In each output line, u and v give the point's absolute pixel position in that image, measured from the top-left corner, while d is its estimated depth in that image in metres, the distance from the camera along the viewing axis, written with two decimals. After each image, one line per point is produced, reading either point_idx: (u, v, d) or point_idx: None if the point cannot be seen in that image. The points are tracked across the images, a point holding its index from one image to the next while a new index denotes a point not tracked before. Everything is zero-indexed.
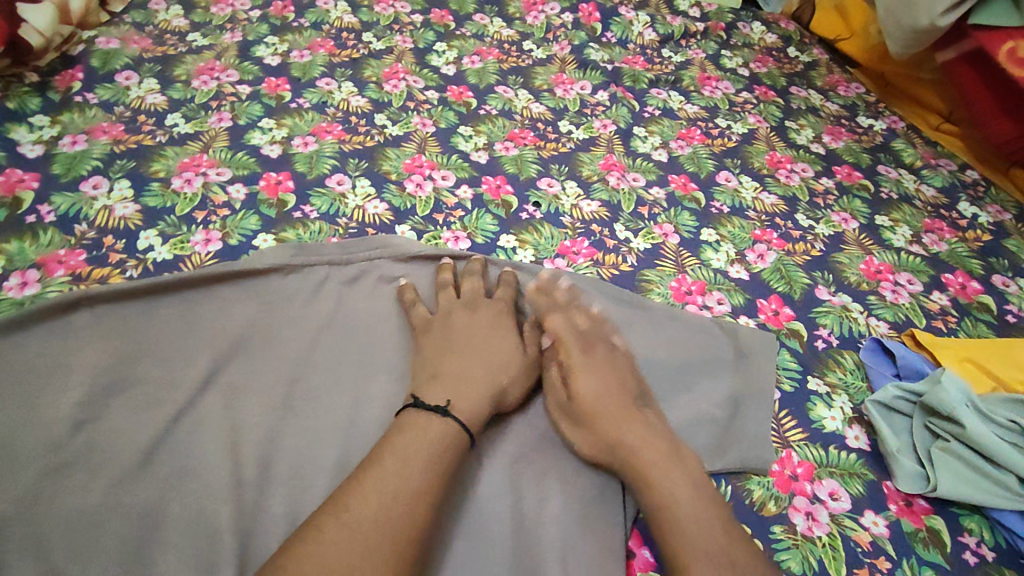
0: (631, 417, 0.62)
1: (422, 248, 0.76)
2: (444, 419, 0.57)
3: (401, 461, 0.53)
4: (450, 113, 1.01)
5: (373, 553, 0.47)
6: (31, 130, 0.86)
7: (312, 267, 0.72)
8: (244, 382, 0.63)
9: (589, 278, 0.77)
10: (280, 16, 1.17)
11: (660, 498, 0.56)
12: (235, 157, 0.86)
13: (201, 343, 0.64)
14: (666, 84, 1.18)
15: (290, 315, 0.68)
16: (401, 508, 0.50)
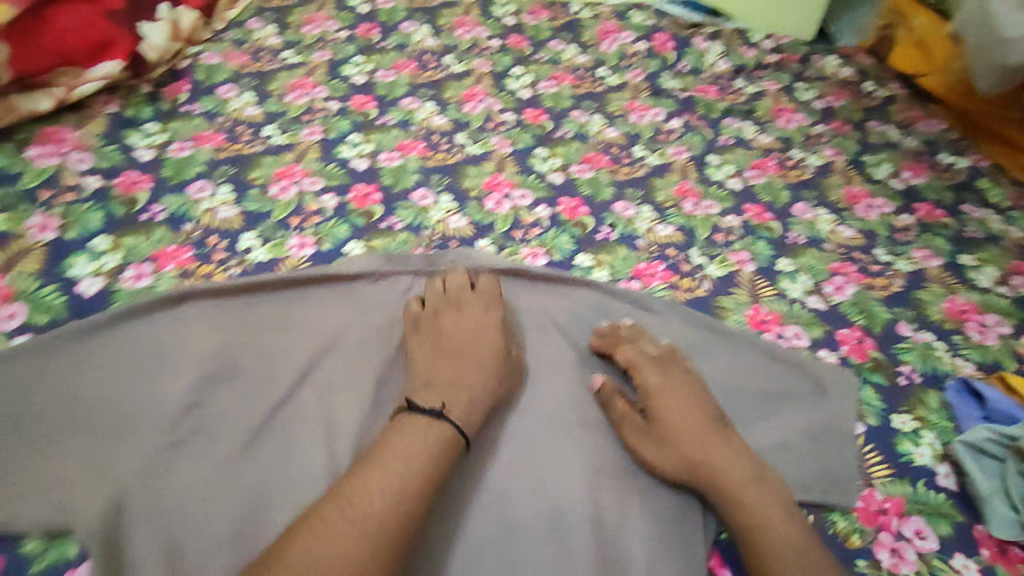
0: (710, 440, 0.62)
1: (500, 261, 0.78)
2: (441, 421, 0.58)
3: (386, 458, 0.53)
4: (527, 134, 1.04)
5: (347, 547, 0.47)
6: (144, 136, 0.91)
7: (399, 275, 0.75)
8: (334, 379, 0.65)
9: (666, 299, 0.78)
10: (366, 37, 1.23)
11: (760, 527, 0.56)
12: (327, 168, 0.91)
13: (293, 340, 0.68)
14: (740, 114, 1.18)
15: (374, 318, 0.71)
16: (378, 502, 0.50)
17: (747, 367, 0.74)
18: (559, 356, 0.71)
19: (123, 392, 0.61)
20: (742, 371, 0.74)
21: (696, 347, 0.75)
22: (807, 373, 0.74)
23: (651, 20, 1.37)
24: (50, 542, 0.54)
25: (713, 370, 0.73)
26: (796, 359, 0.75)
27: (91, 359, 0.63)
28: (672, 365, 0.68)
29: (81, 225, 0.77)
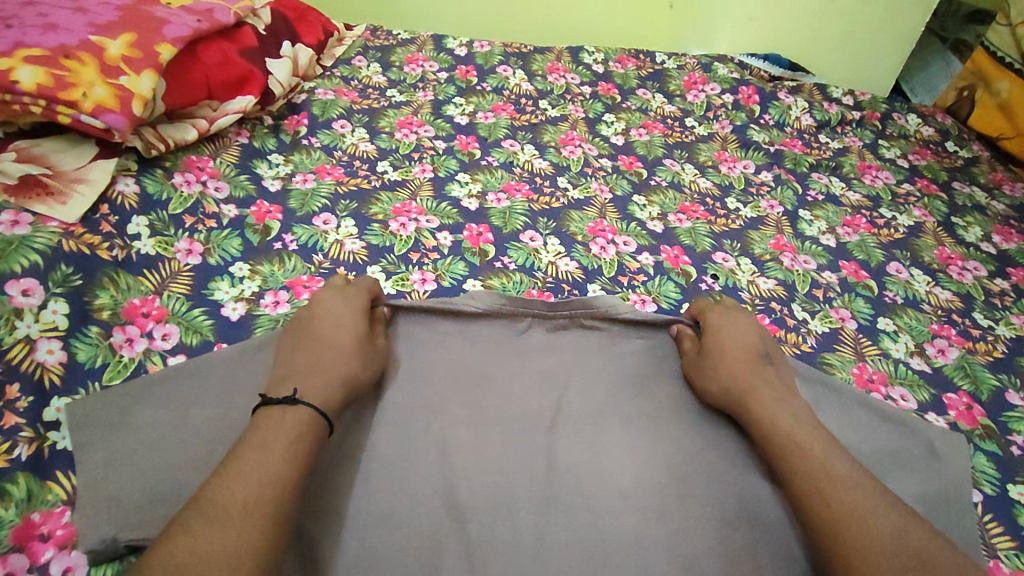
0: (753, 369, 0.70)
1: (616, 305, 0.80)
2: (296, 408, 0.58)
3: (263, 452, 0.54)
4: (624, 181, 1.08)
5: (198, 535, 0.47)
6: (271, 166, 0.97)
7: (520, 315, 0.79)
8: (457, 407, 0.69)
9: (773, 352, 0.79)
10: (465, 79, 1.29)
11: (830, 477, 0.59)
12: (440, 206, 0.96)
13: (423, 368, 0.72)
14: (827, 169, 1.20)
15: (495, 354, 0.75)
16: (240, 490, 0.50)
17: (857, 427, 0.74)
18: (674, 399, 0.73)
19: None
20: (854, 429, 0.74)
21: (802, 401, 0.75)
22: (919, 437, 0.74)
23: (736, 72, 1.41)
24: None
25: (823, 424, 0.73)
26: (906, 422, 0.75)
27: (245, 376, 0.68)
28: (739, 317, 0.78)
29: (221, 251, 0.82)
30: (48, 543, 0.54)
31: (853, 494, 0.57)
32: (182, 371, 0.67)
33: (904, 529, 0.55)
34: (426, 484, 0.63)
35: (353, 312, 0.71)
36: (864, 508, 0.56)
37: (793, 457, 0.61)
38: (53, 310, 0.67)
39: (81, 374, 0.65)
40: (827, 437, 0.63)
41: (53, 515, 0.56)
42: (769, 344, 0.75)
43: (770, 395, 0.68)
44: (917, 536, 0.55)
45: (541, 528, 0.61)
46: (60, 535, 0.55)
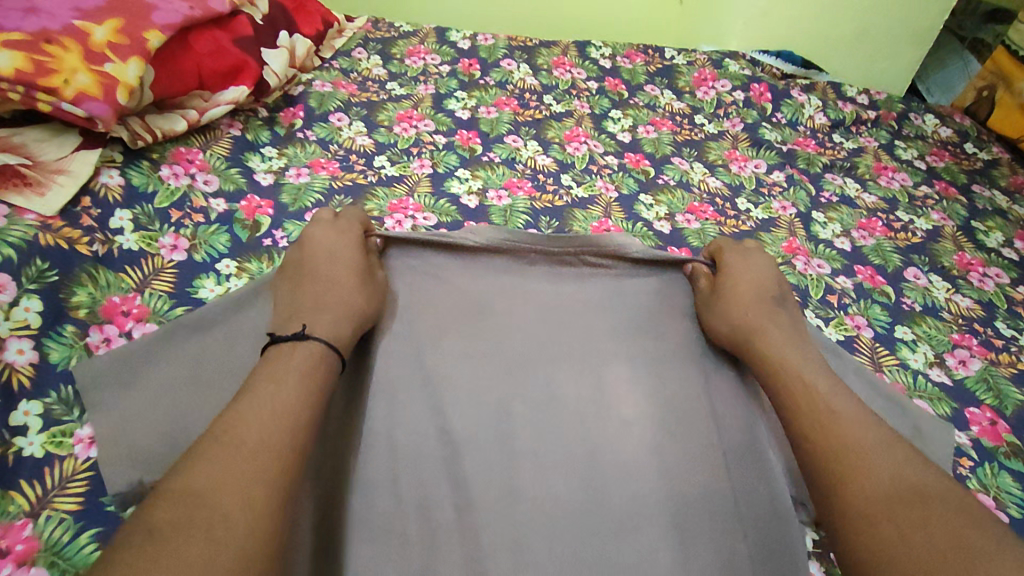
0: (764, 311, 0.70)
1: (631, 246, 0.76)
2: (306, 343, 0.59)
3: (279, 391, 0.53)
4: (630, 179, 1.04)
5: (220, 464, 0.46)
6: (264, 160, 0.94)
7: (524, 254, 0.75)
8: (452, 369, 0.67)
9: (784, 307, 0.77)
10: (467, 73, 1.25)
11: (833, 416, 0.58)
12: (438, 203, 0.92)
13: (425, 309, 0.70)
14: (841, 170, 1.16)
15: (499, 302, 0.73)
16: (262, 424, 0.50)
17: (857, 400, 0.72)
18: (674, 376, 0.69)
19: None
20: None
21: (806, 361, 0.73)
22: (910, 417, 0.73)
23: (747, 69, 1.36)
24: None
25: None
26: (899, 400, 0.73)
27: (234, 360, 0.66)
28: (757, 260, 0.76)
29: (208, 247, 0.78)
30: (6, 558, 0.51)
31: (858, 432, 0.56)
32: (168, 357, 0.65)
33: (905, 461, 0.54)
34: (417, 455, 0.62)
35: (353, 248, 0.70)
36: (864, 443, 0.55)
37: (799, 398, 0.61)
38: (26, 307, 0.63)
39: (52, 376, 0.62)
40: (839, 385, 0.62)
41: (13, 528, 0.52)
42: (782, 288, 0.75)
43: (780, 339, 0.67)
44: (916, 468, 0.53)
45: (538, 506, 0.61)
46: (19, 550, 0.51)
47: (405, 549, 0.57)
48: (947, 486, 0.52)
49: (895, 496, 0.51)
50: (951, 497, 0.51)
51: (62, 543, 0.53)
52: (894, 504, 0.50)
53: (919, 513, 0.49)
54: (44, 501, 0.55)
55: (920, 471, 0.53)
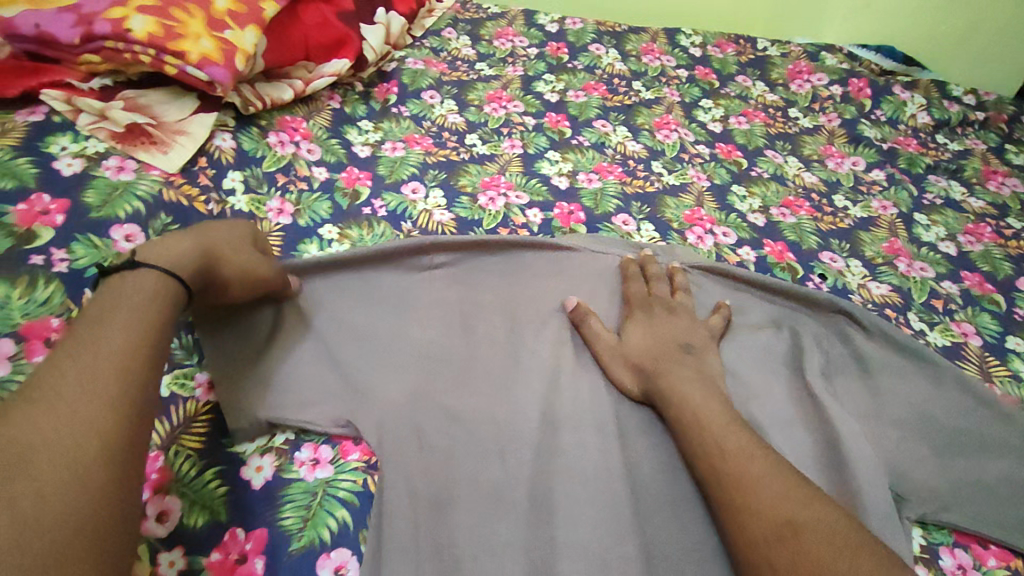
0: (670, 358, 0.65)
1: (700, 259, 0.80)
2: (140, 274, 0.49)
3: (109, 328, 0.44)
4: (723, 170, 1.01)
5: (40, 427, 0.37)
6: (361, 133, 0.95)
7: (610, 258, 0.79)
8: (549, 344, 0.68)
9: (873, 315, 0.75)
10: (556, 56, 1.24)
11: (721, 451, 0.55)
12: (529, 183, 0.92)
13: (517, 302, 0.72)
14: (945, 172, 1.10)
15: (594, 296, 0.75)
16: (95, 370, 0.41)
17: (957, 409, 0.69)
18: (764, 364, 0.70)
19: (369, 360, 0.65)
20: (941, 404, 0.69)
21: (897, 370, 0.71)
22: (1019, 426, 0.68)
23: (845, 63, 1.31)
24: (306, 521, 0.53)
25: (906, 396, 0.70)
26: (1005, 409, 0.69)
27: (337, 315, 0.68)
28: (661, 300, 0.71)
29: (312, 213, 0.80)
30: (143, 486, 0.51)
31: (740, 468, 0.53)
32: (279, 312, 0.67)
33: (790, 496, 0.50)
34: (517, 415, 0.62)
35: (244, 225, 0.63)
36: (752, 479, 0.52)
37: (690, 439, 0.57)
38: None
39: None
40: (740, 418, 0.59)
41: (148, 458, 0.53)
42: (698, 336, 0.69)
43: (694, 389, 0.61)
44: (790, 502, 0.50)
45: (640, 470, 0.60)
46: (154, 479, 0.52)
47: (506, 520, 0.56)
48: (838, 522, 0.48)
49: (766, 539, 0.48)
50: (850, 543, 0.46)
51: (190, 477, 0.54)
52: (769, 550, 0.48)
53: (787, 558, 0.46)
54: (173, 437, 0.56)
55: (826, 512, 0.49)
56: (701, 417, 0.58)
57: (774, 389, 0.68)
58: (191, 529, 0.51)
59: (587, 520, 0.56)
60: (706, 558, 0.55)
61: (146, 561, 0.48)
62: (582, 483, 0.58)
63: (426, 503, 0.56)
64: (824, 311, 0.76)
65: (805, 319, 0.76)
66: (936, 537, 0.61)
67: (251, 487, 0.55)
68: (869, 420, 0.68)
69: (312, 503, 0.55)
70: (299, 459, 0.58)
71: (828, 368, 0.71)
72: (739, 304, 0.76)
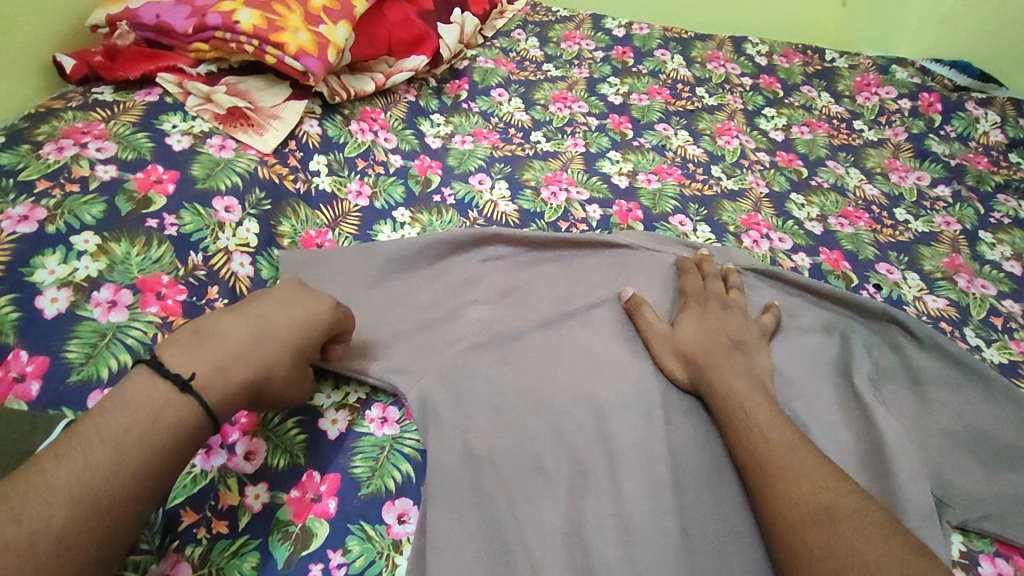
0: (718, 350, 0.67)
1: (753, 262, 0.82)
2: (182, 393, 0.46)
3: (175, 406, 0.46)
4: (782, 177, 1.02)
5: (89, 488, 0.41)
6: (433, 125, 1.01)
7: (665, 255, 0.82)
8: (601, 331, 0.72)
9: (928, 327, 0.75)
10: (621, 60, 1.28)
11: (766, 443, 0.57)
12: (590, 180, 0.96)
13: (575, 289, 0.77)
14: (1016, 192, 1.07)
15: (648, 290, 0.78)
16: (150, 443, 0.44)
17: (1008, 423, 0.69)
18: (811, 365, 0.72)
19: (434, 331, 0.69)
20: (992, 417, 0.70)
21: (947, 382, 0.72)
22: None
23: (916, 77, 1.29)
24: (374, 471, 0.59)
25: (955, 406, 0.70)
26: None
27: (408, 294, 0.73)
28: (713, 297, 0.74)
29: (387, 196, 0.86)
30: (235, 426, 0.58)
31: (781, 456, 0.56)
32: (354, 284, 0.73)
33: (829, 487, 0.52)
34: (569, 391, 0.66)
35: (328, 323, 0.57)
36: (794, 468, 0.54)
37: (735, 429, 0.60)
38: (247, 228, 0.73)
39: (262, 289, 0.70)
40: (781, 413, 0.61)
41: None
42: (747, 332, 0.71)
43: (741, 383, 0.64)
44: (828, 493, 0.52)
45: (684, 453, 0.63)
46: (244, 422, 0.58)
47: (545, 486, 0.59)
48: (875, 514, 0.50)
49: (803, 524, 0.50)
50: (883, 532, 0.48)
51: (274, 423, 0.60)
52: (805, 533, 0.50)
53: (822, 542, 0.49)
54: None
55: (863, 505, 0.51)
56: (745, 407, 0.61)
57: (819, 388, 0.70)
58: (274, 469, 0.57)
59: (630, 495, 0.59)
60: (743, 539, 0.57)
61: (234, 491, 0.54)
62: (626, 460, 0.61)
63: (472, 462, 0.60)
64: (877, 320, 0.77)
65: (857, 325, 0.77)
66: (978, 545, 0.62)
67: (326, 437, 0.60)
68: (915, 427, 0.68)
69: (379, 455, 0.60)
70: (369, 416, 0.63)
71: (878, 373, 0.72)
72: (789, 306, 0.78)
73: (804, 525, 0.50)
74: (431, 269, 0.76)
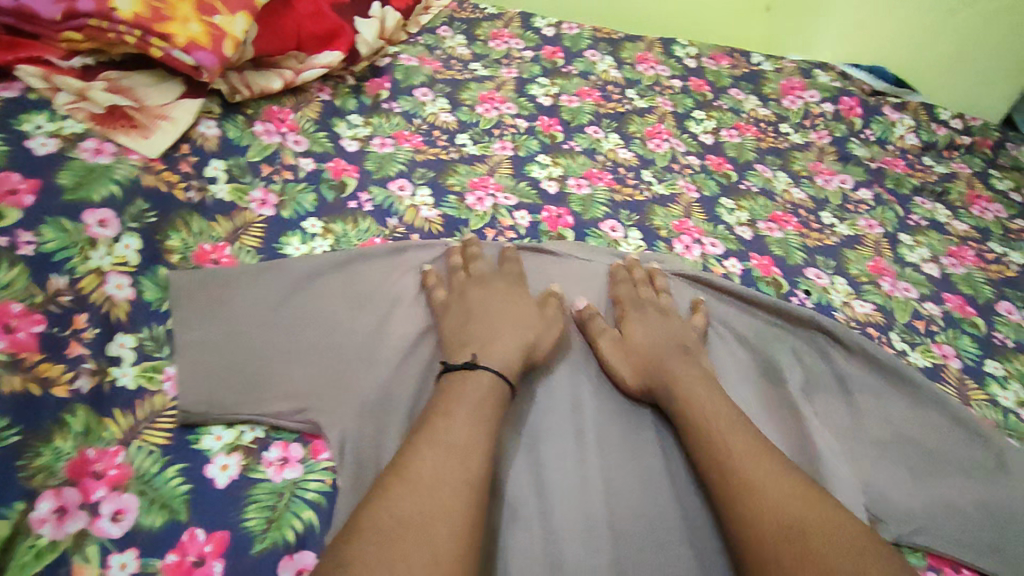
0: (668, 355, 0.65)
1: (685, 270, 0.80)
2: (477, 372, 0.59)
3: (467, 385, 0.58)
4: (712, 181, 1.01)
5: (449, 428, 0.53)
6: (350, 127, 0.94)
7: (593, 263, 0.79)
8: None
9: (855, 333, 0.74)
10: (550, 60, 1.24)
11: (727, 453, 0.54)
12: (518, 185, 0.91)
13: None
14: (932, 194, 1.11)
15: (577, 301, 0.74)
16: (474, 404, 0.56)
17: (934, 429, 0.69)
18: (743, 375, 0.70)
19: (343, 355, 0.63)
20: (918, 423, 0.70)
21: (878, 389, 0.71)
22: (993, 447, 0.68)
23: (837, 81, 1.32)
24: (270, 523, 0.51)
25: (885, 414, 0.70)
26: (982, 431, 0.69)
27: (316, 313, 0.66)
28: (649, 304, 0.72)
29: (295, 205, 0.78)
30: (101, 481, 0.50)
31: (744, 467, 0.53)
32: (255, 306, 0.66)
33: (795, 495, 0.50)
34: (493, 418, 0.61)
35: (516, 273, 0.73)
36: (758, 479, 0.51)
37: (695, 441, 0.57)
38: (126, 244, 0.64)
39: (144, 313, 0.62)
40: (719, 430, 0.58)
41: (108, 454, 0.52)
42: (691, 335, 0.69)
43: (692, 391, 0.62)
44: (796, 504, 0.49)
45: (616, 476, 0.59)
46: (113, 474, 0.51)
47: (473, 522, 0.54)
48: (846, 523, 0.48)
49: (775, 540, 0.47)
50: (860, 543, 0.46)
51: (151, 474, 0.52)
52: (775, 551, 0.47)
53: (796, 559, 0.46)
54: (135, 432, 0.54)
55: (835, 513, 0.48)
56: (702, 416, 0.58)
57: (751, 399, 0.68)
58: (148, 529, 0.49)
59: (561, 528, 0.55)
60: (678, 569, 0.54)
61: (95, 562, 0.47)
62: (557, 488, 0.57)
63: None
64: (806, 327, 0.75)
65: (788, 334, 0.75)
66: (911, 559, 0.61)
67: (212, 486, 0.52)
68: (845, 438, 0.67)
69: (277, 505, 0.52)
70: (266, 459, 0.55)
71: (810, 383, 0.71)
72: (724, 315, 0.76)
73: (776, 540, 0.47)
74: (344, 286, 0.69)
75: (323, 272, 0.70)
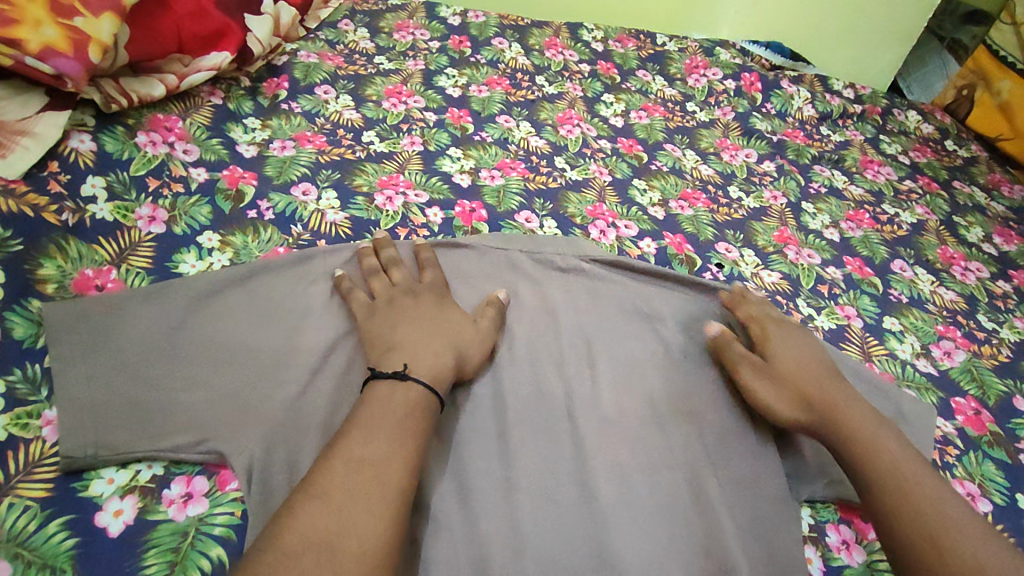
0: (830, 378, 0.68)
1: (602, 254, 0.81)
2: (404, 384, 0.57)
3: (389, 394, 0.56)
4: (624, 164, 1.02)
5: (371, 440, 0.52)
6: (246, 131, 0.89)
7: (510, 254, 0.78)
8: None
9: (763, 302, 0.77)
10: (457, 49, 1.21)
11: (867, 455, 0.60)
12: (430, 181, 0.89)
13: None
14: (829, 162, 1.16)
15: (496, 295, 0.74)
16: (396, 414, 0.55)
17: None
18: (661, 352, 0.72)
19: (247, 376, 0.60)
20: None
21: None
22: (890, 399, 0.73)
23: (737, 58, 1.36)
24: (173, 566, 0.49)
25: None
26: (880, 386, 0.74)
27: (215, 334, 0.63)
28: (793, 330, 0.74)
29: (189, 219, 0.74)
30: None
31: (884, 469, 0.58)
32: (146, 332, 0.61)
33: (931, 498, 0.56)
34: None
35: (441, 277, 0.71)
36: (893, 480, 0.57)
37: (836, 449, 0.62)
38: None
39: (16, 354, 0.57)
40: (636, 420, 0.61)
41: None
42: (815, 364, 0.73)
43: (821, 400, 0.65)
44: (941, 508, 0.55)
45: (539, 470, 0.60)
46: None
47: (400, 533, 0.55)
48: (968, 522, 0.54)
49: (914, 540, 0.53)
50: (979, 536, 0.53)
51: (29, 532, 0.47)
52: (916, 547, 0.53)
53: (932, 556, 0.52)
54: (8, 487, 0.49)
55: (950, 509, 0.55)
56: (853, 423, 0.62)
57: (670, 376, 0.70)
58: None
59: (485, 531, 0.56)
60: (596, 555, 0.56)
61: None
62: (483, 491, 0.58)
63: None
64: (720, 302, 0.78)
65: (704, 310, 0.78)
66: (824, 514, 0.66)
67: (106, 535, 0.49)
68: None
69: (181, 545, 0.50)
70: (168, 497, 0.52)
71: None
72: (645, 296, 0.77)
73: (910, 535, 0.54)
74: (246, 303, 0.66)
75: (221, 290, 0.66)
